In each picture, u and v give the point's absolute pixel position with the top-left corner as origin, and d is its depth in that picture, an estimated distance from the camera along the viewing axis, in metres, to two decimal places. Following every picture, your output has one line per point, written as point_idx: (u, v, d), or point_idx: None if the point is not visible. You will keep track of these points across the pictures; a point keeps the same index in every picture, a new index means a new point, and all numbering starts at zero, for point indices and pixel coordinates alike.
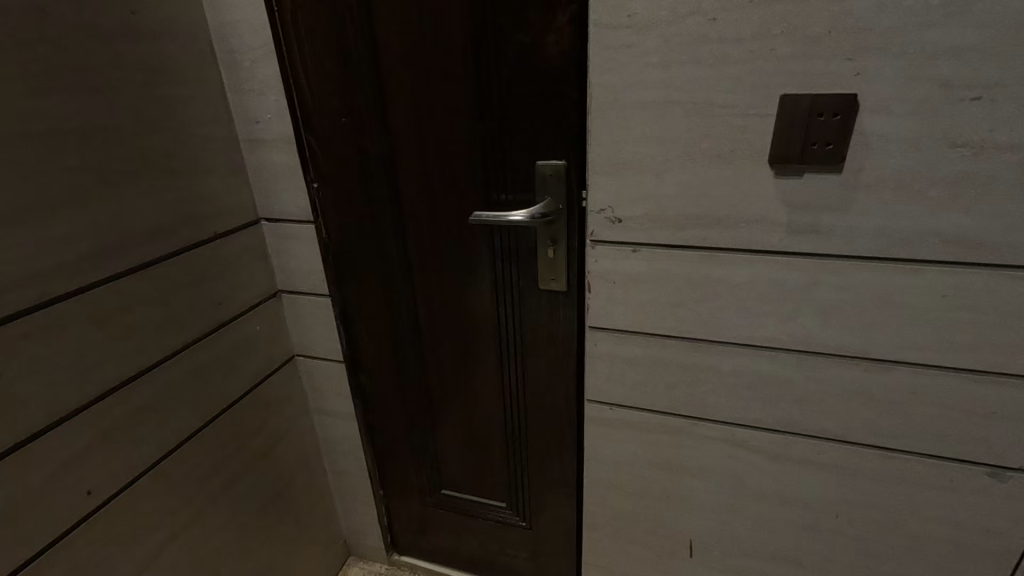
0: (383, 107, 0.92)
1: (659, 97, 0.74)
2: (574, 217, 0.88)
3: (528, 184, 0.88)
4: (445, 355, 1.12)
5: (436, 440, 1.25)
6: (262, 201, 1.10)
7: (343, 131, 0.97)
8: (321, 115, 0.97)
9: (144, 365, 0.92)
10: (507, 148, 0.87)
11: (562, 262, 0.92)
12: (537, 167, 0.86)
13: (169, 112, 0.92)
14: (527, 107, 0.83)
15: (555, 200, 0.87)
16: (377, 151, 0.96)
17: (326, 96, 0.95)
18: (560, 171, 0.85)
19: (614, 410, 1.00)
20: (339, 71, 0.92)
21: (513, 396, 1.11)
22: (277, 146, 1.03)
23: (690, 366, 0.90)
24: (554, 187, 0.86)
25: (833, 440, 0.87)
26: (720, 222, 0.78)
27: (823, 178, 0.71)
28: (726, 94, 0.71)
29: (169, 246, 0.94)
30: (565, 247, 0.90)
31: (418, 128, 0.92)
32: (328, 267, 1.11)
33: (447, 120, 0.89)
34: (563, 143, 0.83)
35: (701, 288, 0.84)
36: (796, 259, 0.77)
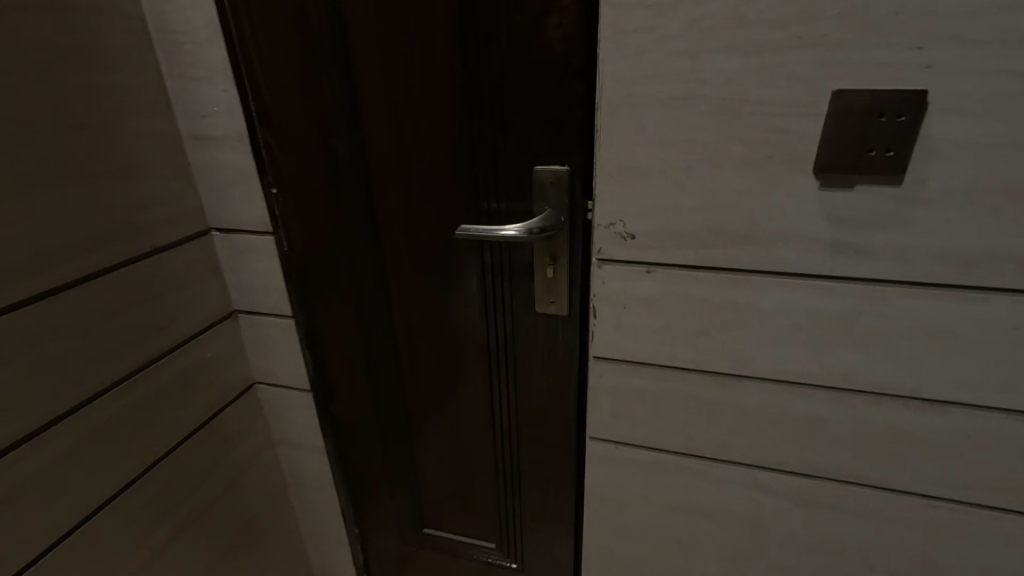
0: (353, 101, 0.79)
1: (683, 92, 0.62)
2: (578, 230, 0.75)
3: (523, 193, 0.76)
4: (426, 383, 0.99)
5: (418, 475, 1.12)
6: (212, 208, 0.94)
7: (306, 129, 0.82)
8: (279, 108, 0.82)
9: (63, 410, 0.76)
10: (498, 150, 0.74)
11: (563, 283, 0.80)
12: (535, 173, 0.73)
13: (87, 104, 0.75)
14: (524, 102, 0.70)
15: (556, 211, 0.74)
16: (347, 153, 0.82)
17: (286, 88, 0.81)
18: (563, 178, 0.72)
19: (620, 448, 0.88)
20: (301, 58, 0.78)
21: (505, 429, 0.99)
22: (228, 145, 0.88)
23: (709, 402, 0.79)
24: (554, 195, 0.73)
25: (870, 487, 0.76)
26: (750, 241, 0.67)
27: (878, 190, 0.60)
28: (765, 88, 0.59)
29: (93, 265, 0.78)
30: (567, 265, 0.78)
31: (394, 126, 0.78)
32: (292, 285, 0.97)
33: (428, 118, 0.76)
34: (566, 145, 0.70)
35: (725, 316, 0.72)
36: (839, 284, 0.66)
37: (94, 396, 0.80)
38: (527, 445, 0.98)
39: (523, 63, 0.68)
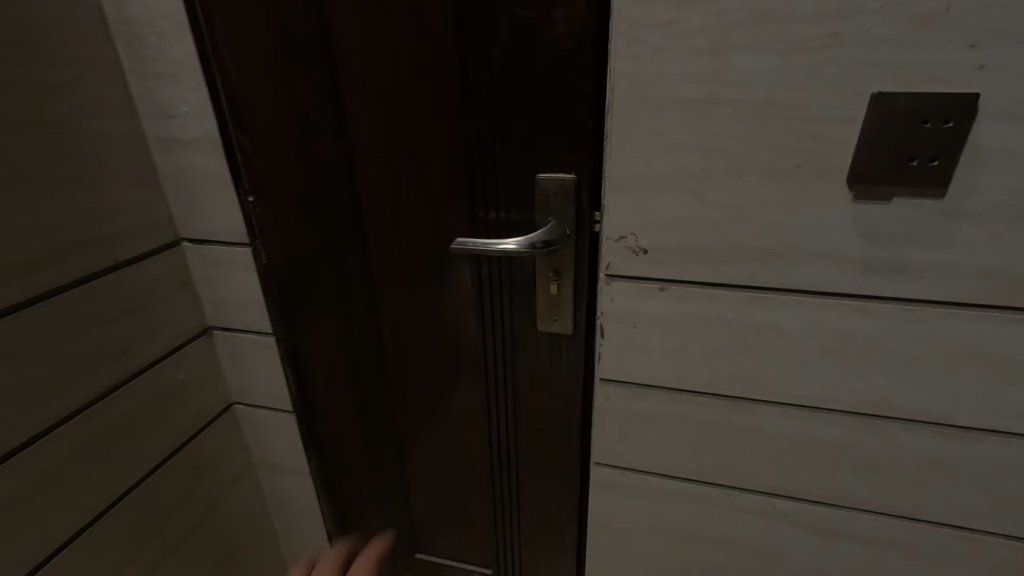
0: (338, 102, 0.71)
1: (705, 93, 0.56)
2: (584, 244, 0.69)
3: (524, 203, 0.69)
4: (418, 404, 0.93)
5: (410, 499, 1.06)
6: (183, 217, 0.86)
7: (285, 132, 0.75)
8: (255, 109, 0.75)
9: (11, 447, 0.68)
10: (497, 157, 0.68)
11: (568, 300, 0.73)
12: (537, 181, 0.67)
13: (36, 103, 0.67)
14: (527, 104, 0.63)
15: (561, 222, 0.68)
16: (330, 158, 0.75)
17: (262, 88, 0.73)
18: (569, 187, 0.66)
19: (628, 474, 0.82)
20: (279, 53, 0.70)
21: (504, 453, 0.92)
22: (198, 148, 0.80)
23: (725, 427, 0.73)
24: (559, 206, 0.67)
25: (896, 517, 0.71)
26: (774, 257, 0.61)
27: (917, 203, 0.55)
28: (796, 90, 0.53)
29: (46, 283, 0.70)
30: (573, 281, 0.72)
31: (382, 128, 0.71)
32: (271, 301, 0.89)
33: (419, 121, 0.69)
34: (573, 151, 0.64)
35: (744, 337, 0.67)
36: (871, 303, 0.61)
37: (48, 431, 0.72)
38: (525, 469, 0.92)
39: (526, 60, 0.61)
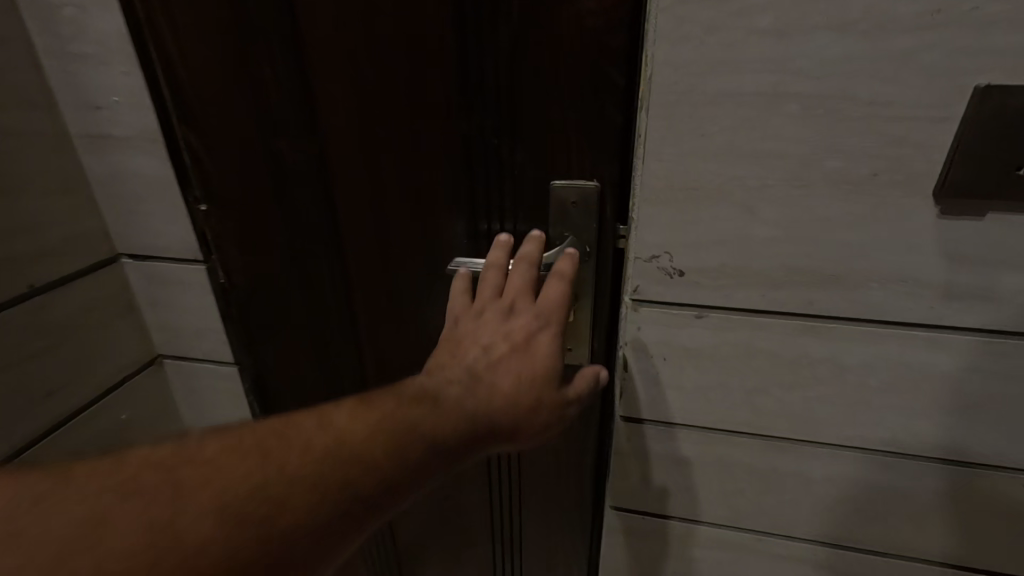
0: (304, 93, 0.58)
1: (768, 85, 0.45)
2: (606, 263, 0.58)
3: (535, 217, 0.58)
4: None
5: (396, 549, 0.92)
6: (119, 229, 0.72)
7: (240, 126, 0.61)
8: (203, 97, 0.61)
9: None
10: (504, 162, 0.56)
11: (585, 327, 0.61)
12: (553, 189, 0.55)
13: None
14: (541, 98, 0.52)
15: (580, 238, 0.56)
16: (296, 158, 0.61)
17: (211, 73, 0.59)
18: (590, 197, 0.54)
19: (650, 519, 0.73)
20: (230, 28, 0.56)
21: (505, 498, 0.80)
22: (136, 146, 0.66)
23: (766, 469, 0.64)
24: (577, 221, 0.56)
25: (955, 569, 0.63)
26: (837, 282, 0.52)
27: (1016, 220, 0.46)
28: (879, 83, 0.43)
29: None
30: (592, 306, 0.60)
31: (360, 122, 0.57)
32: (232, 326, 0.75)
33: (406, 114, 0.56)
34: (596, 154, 0.53)
35: (794, 372, 0.57)
36: (949, 334, 0.52)
37: None
38: (530, 515, 0.80)
39: (542, 40, 0.50)
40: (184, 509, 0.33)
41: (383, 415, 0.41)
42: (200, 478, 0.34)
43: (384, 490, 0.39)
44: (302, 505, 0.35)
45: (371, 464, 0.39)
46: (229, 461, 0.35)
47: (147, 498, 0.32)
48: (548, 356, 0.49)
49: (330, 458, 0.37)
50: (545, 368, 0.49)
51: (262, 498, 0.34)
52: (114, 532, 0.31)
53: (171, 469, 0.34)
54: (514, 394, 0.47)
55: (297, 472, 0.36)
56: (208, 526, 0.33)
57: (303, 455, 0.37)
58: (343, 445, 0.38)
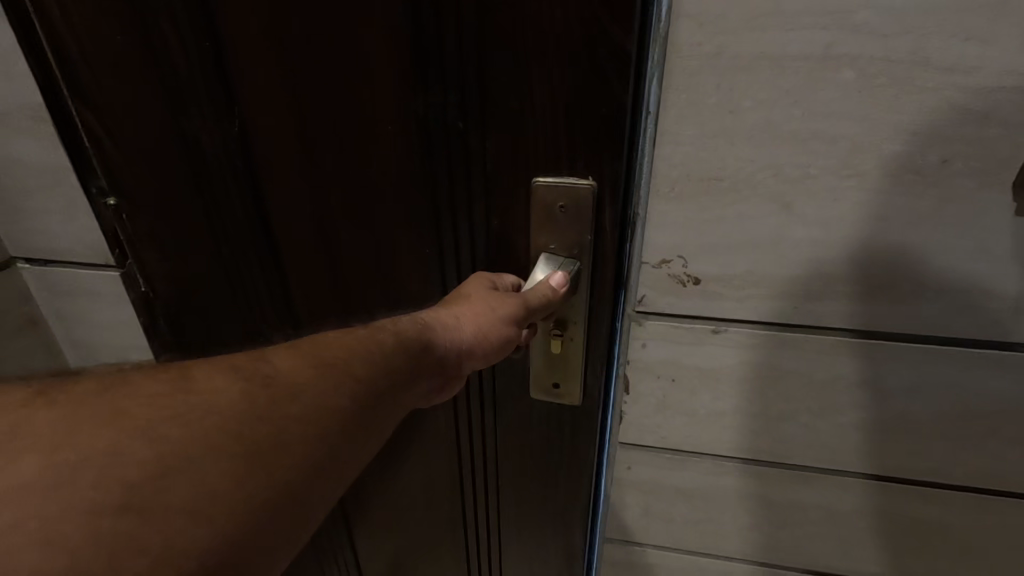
0: (219, 61, 0.45)
1: (818, 46, 0.36)
2: (603, 283, 0.47)
3: (514, 223, 0.47)
4: (371, 495, 0.68)
5: None
6: (10, 228, 0.58)
7: (147, 101, 0.48)
8: (96, 64, 0.47)
9: None
10: (475, 155, 0.44)
11: (578, 362, 0.52)
12: (537, 185, 0.44)
13: None
14: (521, 70, 0.40)
15: (569, 253, 0.46)
16: (220, 141, 0.49)
17: (103, 33, 0.46)
18: (584, 202, 0.44)
19: (649, 553, 0.64)
20: None
21: (481, 538, 0.69)
22: (18, 124, 0.53)
23: (786, 501, 0.56)
24: (569, 228, 0.45)
25: None
26: (887, 291, 0.43)
27: None
28: (963, 43, 0.34)
29: None
30: (583, 334, 0.50)
31: (294, 96, 0.45)
32: (160, 341, 0.63)
33: (350, 87, 0.43)
34: (592, 147, 0.42)
35: (826, 396, 0.49)
36: (1015, 352, 0.43)
37: None
38: (511, 553, 0.70)
39: None
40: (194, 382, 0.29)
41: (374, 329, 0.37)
42: (201, 391, 0.28)
43: (382, 374, 0.35)
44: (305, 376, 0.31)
45: (369, 377, 0.34)
46: (238, 378, 0.30)
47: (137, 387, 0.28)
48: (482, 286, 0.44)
49: (349, 375, 0.33)
50: (488, 298, 0.42)
51: (276, 394, 0.30)
52: (115, 412, 0.26)
53: (181, 379, 0.29)
54: (455, 323, 0.40)
55: (327, 392, 0.32)
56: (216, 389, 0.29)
57: (299, 357, 0.33)
58: (343, 362, 0.34)
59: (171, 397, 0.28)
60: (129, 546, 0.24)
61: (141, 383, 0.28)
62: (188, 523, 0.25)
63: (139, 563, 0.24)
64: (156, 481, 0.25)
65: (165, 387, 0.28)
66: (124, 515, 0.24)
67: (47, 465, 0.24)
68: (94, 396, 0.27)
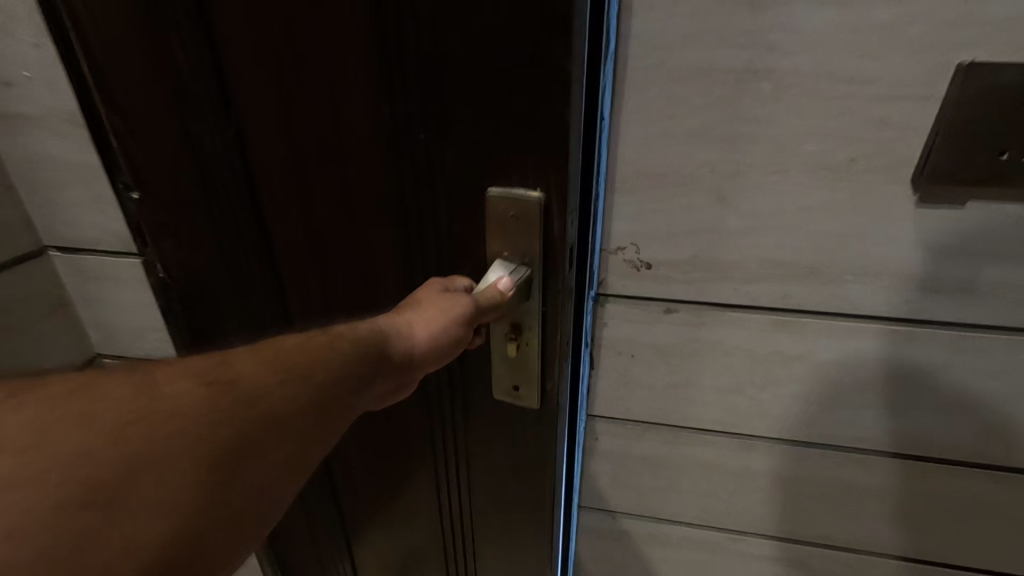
0: (222, 73, 0.51)
1: (740, 61, 0.42)
2: (557, 284, 0.50)
3: (475, 229, 0.50)
4: (358, 477, 0.73)
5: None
6: (44, 219, 0.65)
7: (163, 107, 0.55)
8: (119, 75, 0.54)
9: None
10: (437, 164, 0.48)
11: (534, 366, 0.54)
12: (492, 195, 0.47)
13: None
14: (471, 84, 0.44)
15: (522, 260, 0.49)
16: (223, 143, 0.55)
17: (126, 48, 0.53)
18: (533, 208, 0.47)
19: (619, 520, 0.70)
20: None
21: (457, 530, 0.72)
22: (56, 127, 0.60)
23: (738, 468, 0.61)
24: (522, 237, 0.48)
25: (934, 568, 0.61)
26: (814, 274, 0.49)
27: (998, 209, 0.43)
28: (860, 58, 0.40)
29: None
30: (538, 339, 0.53)
31: (282, 105, 0.50)
32: (172, 324, 0.69)
33: (328, 99, 0.48)
34: (542, 156, 0.45)
35: (768, 369, 0.54)
36: (928, 329, 0.49)
37: None
38: (486, 549, 0.72)
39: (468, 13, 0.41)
40: (154, 388, 0.31)
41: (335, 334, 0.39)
42: (165, 396, 0.31)
43: (337, 381, 0.38)
44: (263, 385, 0.34)
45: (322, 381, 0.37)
46: (199, 384, 0.32)
47: (103, 389, 0.30)
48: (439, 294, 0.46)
49: (301, 382, 0.36)
50: (442, 305, 0.45)
51: (234, 403, 0.33)
52: (79, 415, 0.29)
53: (146, 384, 0.31)
54: (408, 331, 0.43)
55: (283, 399, 0.35)
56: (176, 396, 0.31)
57: (260, 363, 0.35)
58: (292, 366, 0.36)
59: (133, 402, 0.30)
60: (92, 541, 0.27)
61: (106, 384, 0.30)
62: (147, 521, 0.29)
63: (103, 553, 0.27)
64: (118, 483, 0.28)
65: (129, 392, 0.30)
66: (86, 515, 0.27)
67: (15, 466, 0.26)
68: (62, 395, 0.29)
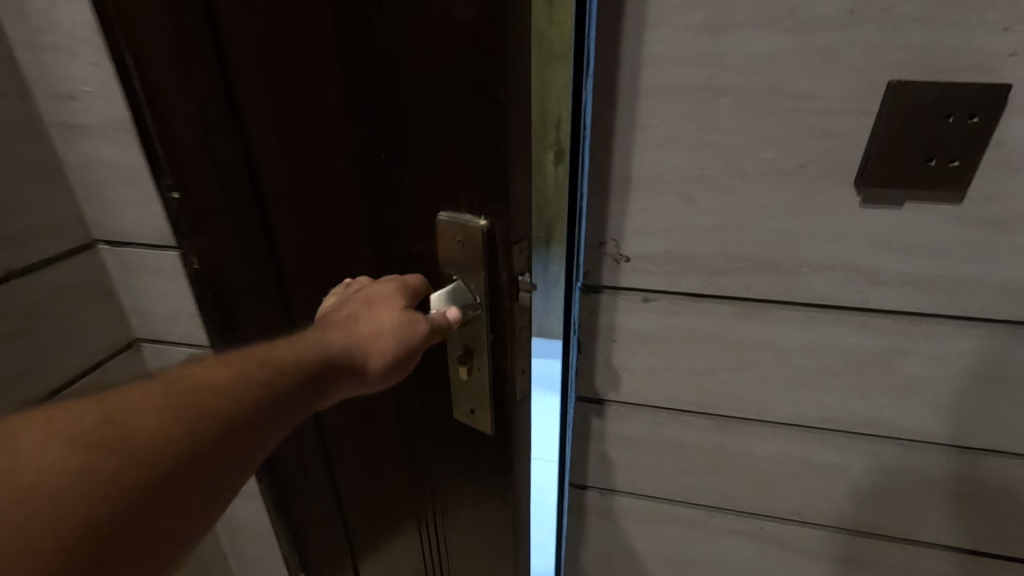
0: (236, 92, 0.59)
1: (701, 79, 0.48)
2: (507, 309, 0.52)
3: (433, 247, 0.54)
4: (351, 460, 0.80)
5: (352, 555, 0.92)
6: (95, 216, 0.74)
7: (192, 119, 0.63)
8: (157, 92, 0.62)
9: None
10: (403, 182, 0.52)
11: (485, 387, 0.57)
12: (443, 219, 0.51)
13: None
14: (424, 107, 0.47)
15: (470, 289, 0.52)
16: (240, 152, 0.63)
17: (162, 69, 0.61)
18: (478, 235, 0.49)
19: (608, 497, 0.75)
20: (172, 26, 0.58)
21: (429, 522, 0.76)
22: (109, 135, 0.68)
23: (714, 447, 0.67)
24: (469, 262, 0.51)
25: (896, 541, 0.66)
26: (774, 267, 0.54)
27: (932, 209, 0.49)
28: (804, 78, 0.46)
29: None
30: (488, 365, 0.55)
31: (282, 121, 0.57)
32: (205, 311, 0.76)
33: (317, 117, 0.55)
34: (484, 187, 0.47)
35: (737, 354, 0.60)
36: (878, 317, 0.54)
37: None
38: (450, 548, 0.75)
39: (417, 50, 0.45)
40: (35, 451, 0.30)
41: (289, 349, 0.43)
42: (47, 459, 0.30)
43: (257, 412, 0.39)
44: (169, 429, 0.34)
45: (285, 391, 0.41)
46: (86, 441, 0.32)
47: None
48: (374, 318, 0.48)
49: (215, 419, 0.36)
50: (383, 328, 0.48)
51: (135, 453, 0.33)
52: None
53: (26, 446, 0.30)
54: (371, 344, 0.47)
55: (194, 439, 0.35)
56: (61, 458, 0.31)
57: (164, 404, 0.35)
58: (251, 384, 0.39)
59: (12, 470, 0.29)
60: None
61: None
62: None
63: None
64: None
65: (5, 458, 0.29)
66: None
67: None
68: None
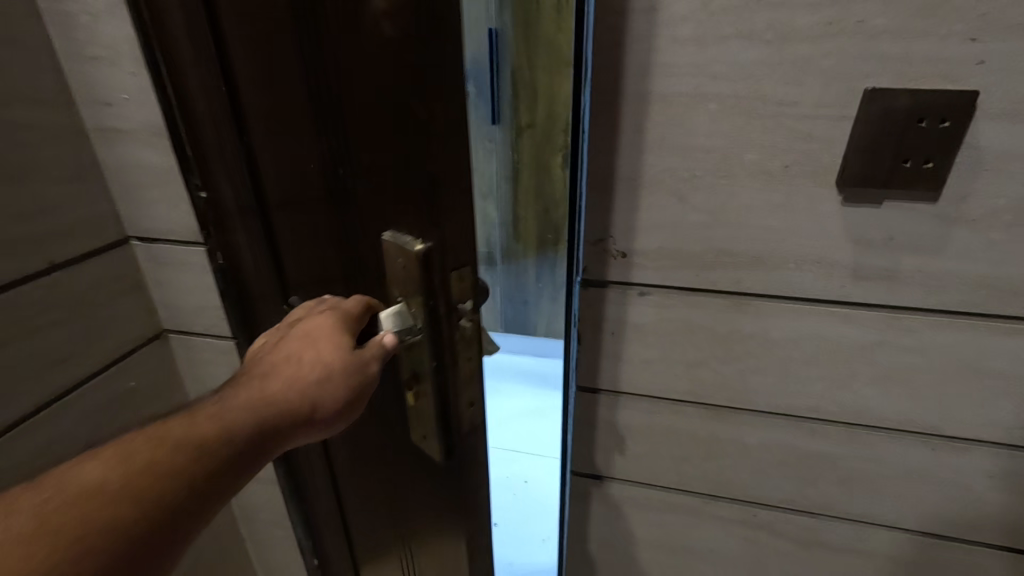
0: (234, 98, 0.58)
1: (691, 87, 0.52)
2: (445, 333, 0.53)
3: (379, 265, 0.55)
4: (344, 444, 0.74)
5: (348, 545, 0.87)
6: (129, 214, 0.79)
7: (210, 121, 0.62)
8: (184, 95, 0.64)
9: None
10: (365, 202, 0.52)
11: (430, 414, 0.57)
12: (387, 241, 0.52)
13: None
14: (374, 131, 0.48)
15: (411, 314, 0.52)
16: (245, 157, 0.61)
17: (183, 72, 0.61)
18: (415, 261, 0.50)
19: (608, 484, 0.78)
20: (185, 31, 0.58)
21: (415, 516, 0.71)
22: (144, 139, 0.74)
23: (708, 436, 0.70)
24: (410, 284, 0.51)
25: (883, 528, 0.68)
26: (761, 262, 0.58)
27: (910, 207, 0.52)
28: (785, 85, 0.50)
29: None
30: (432, 390, 0.55)
31: (269, 133, 0.57)
32: (228, 304, 0.80)
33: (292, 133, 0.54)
34: (422, 213, 0.49)
35: (728, 346, 0.63)
36: (861, 310, 0.57)
37: None
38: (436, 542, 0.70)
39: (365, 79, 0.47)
40: None
41: (216, 417, 0.42)
42: None
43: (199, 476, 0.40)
44: (107, 514, 0.35)
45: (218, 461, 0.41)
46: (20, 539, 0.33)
47: None
48: (314, 363, 0.48)
49: (151, 494, 0.37)
50: (325, 373, 0.47)
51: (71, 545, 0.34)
52: None
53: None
54: (317, 394, 0.47)
55: (134, 515, 0.36)
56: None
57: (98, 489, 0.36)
58: (179, 465, 0.39)
59: None
60: None
61: None
62: None
63: None
64: None
65: None
66: None
67: None
68: None
